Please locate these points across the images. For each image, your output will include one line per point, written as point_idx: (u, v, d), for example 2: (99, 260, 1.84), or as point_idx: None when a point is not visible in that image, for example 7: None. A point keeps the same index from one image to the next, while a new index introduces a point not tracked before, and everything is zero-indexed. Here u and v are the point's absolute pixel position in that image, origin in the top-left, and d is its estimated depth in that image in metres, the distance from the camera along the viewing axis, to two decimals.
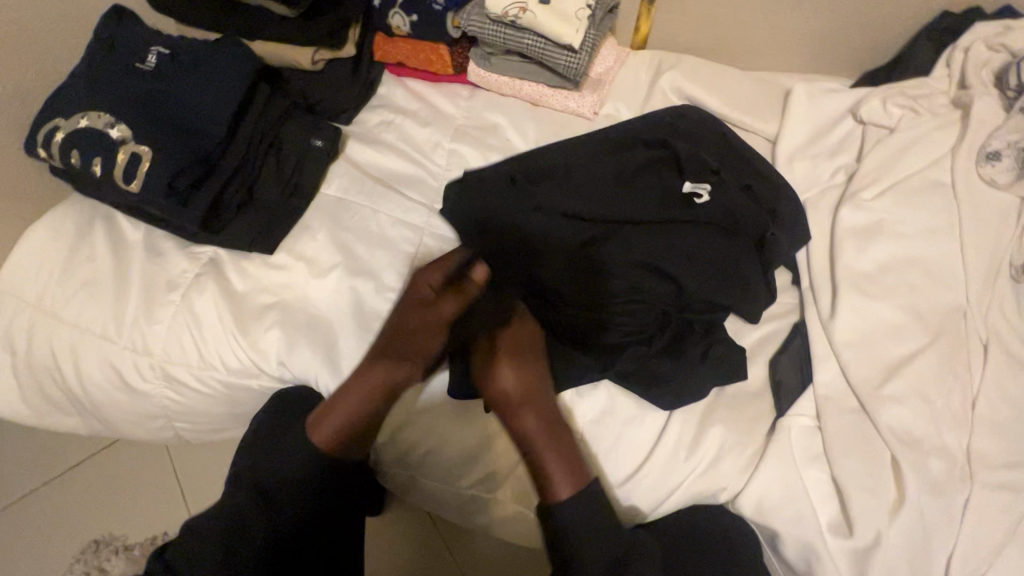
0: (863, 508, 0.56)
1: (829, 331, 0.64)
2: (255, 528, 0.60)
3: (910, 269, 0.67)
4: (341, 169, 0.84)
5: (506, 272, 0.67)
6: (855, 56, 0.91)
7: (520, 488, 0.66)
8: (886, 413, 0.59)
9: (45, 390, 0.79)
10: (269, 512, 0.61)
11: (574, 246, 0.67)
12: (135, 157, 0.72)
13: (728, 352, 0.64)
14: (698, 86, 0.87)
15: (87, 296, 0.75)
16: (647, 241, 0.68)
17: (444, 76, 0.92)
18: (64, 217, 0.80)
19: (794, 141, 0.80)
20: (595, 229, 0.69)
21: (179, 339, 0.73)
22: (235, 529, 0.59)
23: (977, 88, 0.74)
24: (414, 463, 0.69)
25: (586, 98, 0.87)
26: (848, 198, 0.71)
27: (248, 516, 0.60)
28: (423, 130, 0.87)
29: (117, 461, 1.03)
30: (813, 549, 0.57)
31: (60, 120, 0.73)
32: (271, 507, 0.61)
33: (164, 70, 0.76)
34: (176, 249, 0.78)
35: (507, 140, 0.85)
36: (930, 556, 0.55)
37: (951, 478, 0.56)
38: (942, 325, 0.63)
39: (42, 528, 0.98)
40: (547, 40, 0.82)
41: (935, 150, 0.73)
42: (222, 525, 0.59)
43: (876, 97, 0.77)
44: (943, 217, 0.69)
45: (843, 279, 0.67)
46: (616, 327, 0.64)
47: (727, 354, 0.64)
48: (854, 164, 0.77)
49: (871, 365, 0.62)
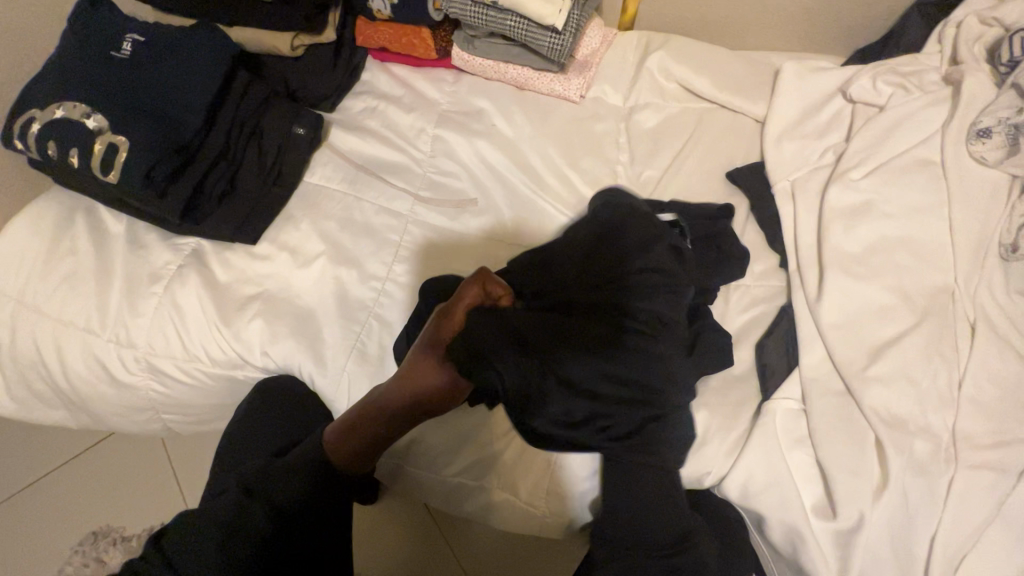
0: (847, 489, 0.56)
1: (814, 313, 0.64)
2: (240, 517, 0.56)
3: (897, 250, 0.66)
4: (324, 157, 0.82)
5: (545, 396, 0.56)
6: (846, 32, 0.89)
7: (503, 476, 0.66)
8: (872, 394, 0.59)
9: (32, 384, 0.79)
10: (261, 499, 0.58)
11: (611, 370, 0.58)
12: (111, 147, 0.71)
13: (714, 340, 0.63)
14: (686, 67, 0.86)
15: (70, 289, 0.74)
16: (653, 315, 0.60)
17: (428, 61, 0.91)
18: (46, 208, 0.79)
19: (782, 122, 0.78)
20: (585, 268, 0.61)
21: (163, 331, 0.73)
22: (229, 524, 0.55)
23: (968, 64, 0.72)
24: (398, 453, 0.69)
25: (572, 82, 0.85)
26: (836, 178, 0.70)
27: (237, 508, 0.57)
28: (407, 116, 0.85)
29: (113, 453, 1.04)
30: (799, 532, 0.56)
31: (34, 111, 0.72)
32: (263, 495, 0.58)
33: (138, 58, 0.75)
34: (158, 241, 0.77)
35: (493, 126, 0.84)
36: (915, 537, 0.54)
37: (936, 459, 0.56)
38: (929, 306, 0.63)
39: (40, 518, 0.99)
40: (529, 21, 0.80)
41: (925, 127, 0.71)
42: (215, 521, 0.55)
43: (866, 74, 0.76)
44: (932, 196, 0.67)
45: (830, 261, 0.66)
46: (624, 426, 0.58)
47: (713, 344, 0.63)
48: (843, 144, 0.75)
49: (857, 347, 0.62)
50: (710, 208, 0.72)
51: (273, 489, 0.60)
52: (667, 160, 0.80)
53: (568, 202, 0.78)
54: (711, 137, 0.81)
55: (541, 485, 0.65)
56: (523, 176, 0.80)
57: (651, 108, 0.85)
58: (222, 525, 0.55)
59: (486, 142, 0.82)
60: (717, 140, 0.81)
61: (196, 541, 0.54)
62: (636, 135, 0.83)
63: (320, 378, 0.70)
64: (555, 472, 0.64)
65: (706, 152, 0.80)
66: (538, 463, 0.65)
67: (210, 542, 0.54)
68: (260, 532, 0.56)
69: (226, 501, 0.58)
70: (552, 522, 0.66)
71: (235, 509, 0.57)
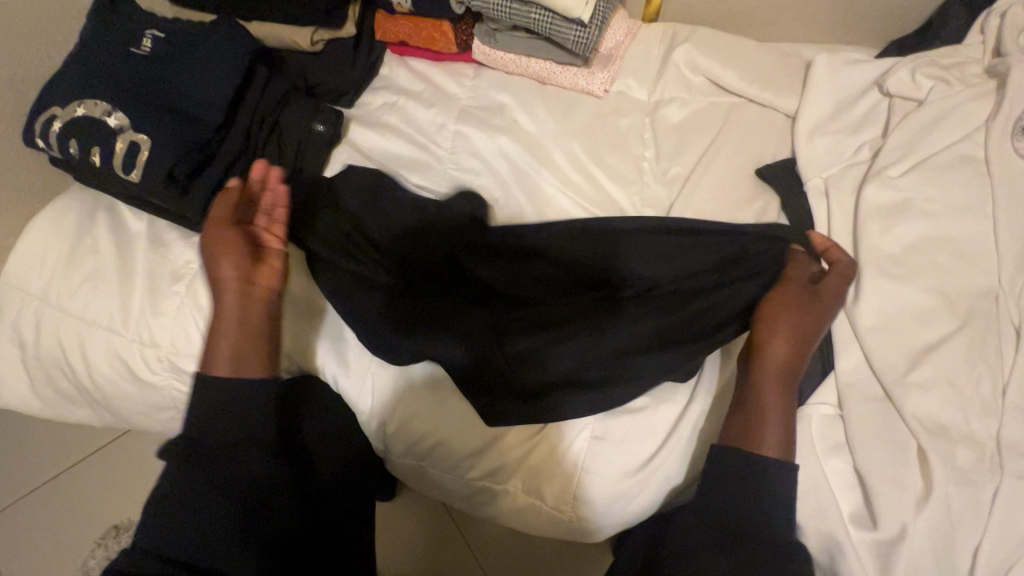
0: (887, 498, 0.54)
1: (851, 316, 0.62)
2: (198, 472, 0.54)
3: (937, 249, 0.64)
4: (343, 154, 0.81)
5: (522, 343, 0.64)
6: (879, 22, 0.87)
7: (529, 478, 0.65)
8: (913, 401, 0.57)
9: (56, 383, 0.79)
10: (208, 466, 0.55)
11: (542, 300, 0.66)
12: (133, 145, 0.70)
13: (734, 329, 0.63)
14: (714, 60, 0.83)
15: (93, 287, 0.74)
16: (601, 270, 0.66)
17: (449, 55, 0.89)
18: (67, 208, 0.79)
19: (814, 117, 0.76)
20: (504, 247, 0.68)
21: (186, 330, 0.72)
22: (178, 500, 0.53)
23: (1013, 56, 0.69)
24: (422, 453, 0.68)
25: (596, 76, 0.83)
26: (874, 175, 0.68)
27: (178, 475, 0.54)
28: (427, 111, 0.84)
29: (135, 448, 1.04)
30: (836, 541, 0.55)
31: (56, 109, 0.72)
32: (210, 461, 0.55)
33: (159, 55, 0.74)
34: (180, 239, 0.77)
35: (515, 121, 0.82)
36: (957, 549, 0.53)
37: (979, 467, 0.54)
38: (972, 308, 0.61)
39: (64, 511, 1.00)
40: (554, 15, 0.78)
41: (967, 122, 0.69)
42: (169, 486, 0.54)
43: (905, 67, 0.73)
44: (974, 194, 0.65)
45: (867, 263, 0.64)
46: (580, 366, 0.62)
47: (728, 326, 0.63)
48: (879, 139, 0.73)
49: (896, 352, 0.60)
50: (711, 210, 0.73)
51: (234, 448, 0.56)
52: (695, 156, 0.78)
53: (594, 198, 0.76)
54: (741, 132, 0.79)
55: (567, 490, 0.64)
56: (546, 171, 0.77)
57: (678, 102, 0.83)
58: (201, 505, 0.53)
59: (509, 138, 0.80)
60: (747, 135, 0.79)
61: (175, 524, 0.52)
62: (662, 131, 0.80)
63: (344, 378, 0.69)
64: (585, 477, 0.63)
65: (736, 146, 0.78)
66: (566, 467, 0.64)
67: (198, 529, 0.52)
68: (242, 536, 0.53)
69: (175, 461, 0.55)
70: (577, 527, 0.65)
71: (212, 460, 0.55)
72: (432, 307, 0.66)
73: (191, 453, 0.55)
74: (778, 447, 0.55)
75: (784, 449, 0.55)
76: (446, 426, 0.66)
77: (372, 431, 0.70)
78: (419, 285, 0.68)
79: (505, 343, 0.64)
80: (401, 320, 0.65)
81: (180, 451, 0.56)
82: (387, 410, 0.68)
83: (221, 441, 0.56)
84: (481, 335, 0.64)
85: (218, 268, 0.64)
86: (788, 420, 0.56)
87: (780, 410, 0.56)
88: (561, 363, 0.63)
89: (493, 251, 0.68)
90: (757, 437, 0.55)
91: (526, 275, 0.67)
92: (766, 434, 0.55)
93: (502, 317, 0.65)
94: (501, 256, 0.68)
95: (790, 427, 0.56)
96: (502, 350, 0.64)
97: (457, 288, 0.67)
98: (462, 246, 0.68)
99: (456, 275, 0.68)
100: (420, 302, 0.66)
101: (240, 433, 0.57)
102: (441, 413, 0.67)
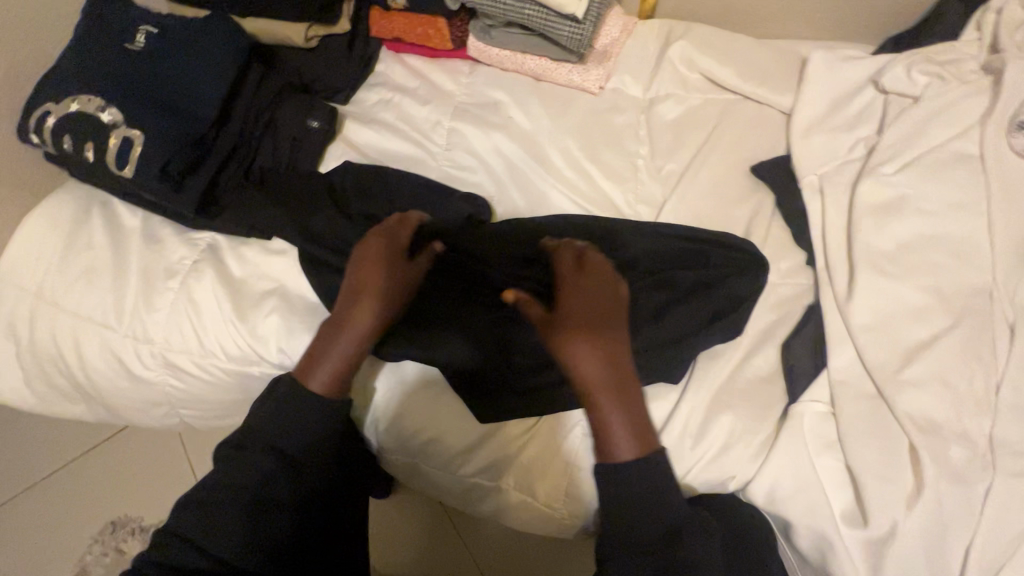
0: (877, 496, 0.54)
1: (844, 313, 0.62)
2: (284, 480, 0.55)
3: (931, 247, 0.63)
4: (337, 150, 0.81)
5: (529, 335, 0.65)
6: (876, 19, 0.86)
7: (522, 477, 0.65)
8: (905, 399, 0.57)
9: (51, 378, 0.79)
10: (295, 475, 0.55)
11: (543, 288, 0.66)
12: (127, 141, 0.70)
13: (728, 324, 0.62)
14: (710, 57, 0.83)
15: (87, 283, 0.74)
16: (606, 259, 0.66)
17: (444, 52, 0.89)
18: (61, 204, 0.79)
19: (810, 115, 0.75)
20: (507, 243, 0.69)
21: (180, 326, 0.72)
22: (254, 504, 0.53)
23: (1009, 52, 0.69)
24: (415, 450, 0.68)
25: (590, 72, 0.83)
26: (868, 172, 0.67)
27: (262, 479, 0.54)
28: (422, 108, 0.84)
29: (132, 444, 1.04)
30: (827, 538, 0.55)
31: (50, 104, 0.71)
32: (296, 470, 0.56)
33: (153, 51, 0.74)
34: (174, 235, 0.77)
35: (510, 118, 0.82)
36: (948, 548, 0.53)
37: (971, 466, 0.54)
38: (966, 306, 0.60)
39: (61, 507, 1.00)
40: (548, 11, 0.78)
41: (963, 119, 0.68)
42: (247, 488, 0.53)
43: (901, 64, 0.73)
44: (969, 192, 0.65)
45: (860, 260, 0.63)
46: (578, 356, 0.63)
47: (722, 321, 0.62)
48: (874, 136, 0.73)
49: (888, 350, 0.60)
50: (705, 208, 0.72)
51: (317, 462, 0.57)
52: (690, 153, 0.77)
53: (588, 195, 0.76)
54: (736, 129, 0.79)
55: (560, 487, 0.64)
56: (540, 168, 0.77)
57: (673, 99, 0.82)
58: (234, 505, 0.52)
59: (504, 134, 0.79)
60: (743, 132, 0.78)
61: (223, 522, 0.52)
62: (657, 128, 0.80)
63: None
64: (578, 475, 0.63)
65: (731, 143, 0.77)
66: (558, 464, 0.63)
67: (235, 527, 0.52)
68: (271, 539, 0.53)
69: (261, 464, 0.54)
70: (570, 524, 0.65)
71: (297, 468, 0.56)
72: (437, 300, 0.67)
73: (284, 459, 0.55)
74: (632, 451, 0.51)
75: (635, 450, 0.51)
76: (443, 426, 0.66)
77: (367, 429, 0.70)
78: (427, 279, 0.68)
79: (511, 337, 0.65)
80: (407, 316, 0.66)
81: (270, 454, 0.55)
82: (380, 409, 0.68)
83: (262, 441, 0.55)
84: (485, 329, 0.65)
85: (374, 278, 0.58)
86: (637, 418, 0.52)
87: (624, 414, 0.51)
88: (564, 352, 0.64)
89: (493, 244, 0.68)
90: (607, 443, 0.52)
91: (523, 269, 0.67)
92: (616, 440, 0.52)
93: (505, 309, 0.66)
94: (495, 251, 0.68)
95: (642, 426, 0.52)
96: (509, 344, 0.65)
97: (462, 283, 0.68)
98: (466, 240, 0.69)
99: (463, 268, 0.68)
100: (428, 295, 0.67)
101: (277, 435, 0.55)
102: (437, 413, 0.66)
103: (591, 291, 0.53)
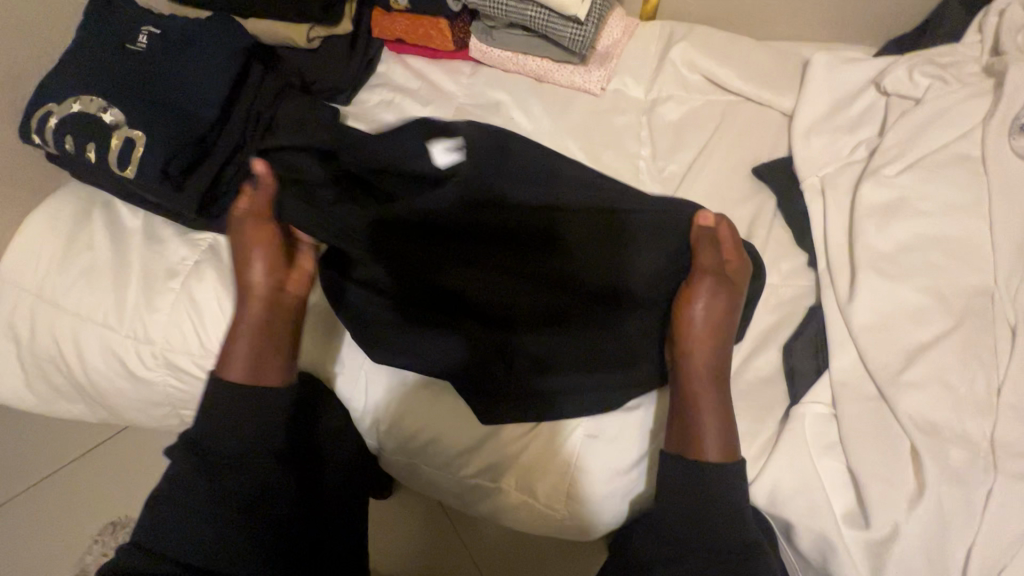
0: (879, 497, 0.54)
1: (845, 315, 0.62)
2: (215, 484, 0.57)
3: (932, 248, 0.63)
4: None
5: (525, 335, 0.64)
6: (878, 21, 0.86)
7: (521, 477, 0.65)
8: (907, 400, 0.57)
9: (51, 379, 0.79)
10: (225, 478, 0.58)
11: (536, 283, 0.65)
12: (128, 141, 0.70)
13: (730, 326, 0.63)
14: (712, 58, 0.83)
15: (87, 283, 0.74)
16: (601, 253, 0.65)
17: (445, 53, 0.89)
18: (62, 204, 0.79)
19: (812, 116, 0.75)
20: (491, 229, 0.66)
21: (180, 327, 0.72)
22: (195, 509, 0.56)
23: (1011, 54, 0.69)
24: (414, 451, 0.68)
25: (592, 74, 0.83)
26: (869, 173, 0.67)
27: (194, 483, 0.57)
28: (423, 108, 0.84)
29: (132, 444, 1.04)
30: (828, 540, 0.55)
31: (52, 105, 0.72)
32: (227, 474, 0.58)
33: (155, 51, 0.74)
34: (175, 236, 0.77)
35: (511, 119, 0.82)
36: (949, 549, 0.53)
37: (972, 467, 0.54)
38: (967, 308, 0.60)
39: (60, 507, 1.00)
40: (550, 12, 0.78)
41: (964, 121, 0.68)
42: (186, 494, 0.57)
43: (902, 66, 0.73)
44: (969, 193, 0.65)
45: (862, 261, 0.63)
46: (577, 356, 0.64)
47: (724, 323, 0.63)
48: (876, 138, 0.73)
49: (890, 351, 0.60)
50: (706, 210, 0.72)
51: (247, 463, 0.59)
52: (691, 155, 0.77)
53: None
54: (737, 130, 0.79)
55: (560, 488, 0.63)
56: None
57: (675, 100, 0.82)
58: (188, 511, 0.56)
59: None
60: (744, 134, 0.78)
61: (167, 528, 0.55)
62: (659, 129, 0.80)
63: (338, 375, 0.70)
64: (579, 477, 0.63)
65: (732, 145, 0.77)
66: (558, 466, 0.63)
67: (181, 533, 0.55)
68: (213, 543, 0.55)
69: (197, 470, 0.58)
70: (571, 526, 0.65)
71: (224, 471, 0.58)
72: (433, 298, 0.66)
73: (205, 462, 0.58)
74: (717, 453, 0.57)
75: (724, 454, 0.57)
76: (440, 426, 0.66)
77: (367, 429, 0.70)
78: (415, 271, 0.65)
79: (506, 339, 0.64)
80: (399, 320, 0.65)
81: (197, 461, 0.58)
82: (381, 408, 0.68)
83: (202, 447, 0.59)
84: (483, 332, 0.64)
85: (255, 257, 0.66)
86: (724, 421, 0.58)
87: (715, 417, 0.58)
88: (565, 351, 0.64)
89: (481, 229, 0.66)
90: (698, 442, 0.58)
91: (514, 260, 0.66)
92: (706, 437, 0.57)
93: (499, 305, 0.65)
94: (487, 240, 0.66)
95: (727, 429, 0.58)
96: (504, 343, 0.64)
97: (452, 276, 0.65)
98: (452, 227, 0.66)
99: (452, 259, 0.65)
100: (421, 292, 0.66)
101: (210, 441, 0.59)
102: (434, 413, 0.66)
103: (726, 295, 0.61)
